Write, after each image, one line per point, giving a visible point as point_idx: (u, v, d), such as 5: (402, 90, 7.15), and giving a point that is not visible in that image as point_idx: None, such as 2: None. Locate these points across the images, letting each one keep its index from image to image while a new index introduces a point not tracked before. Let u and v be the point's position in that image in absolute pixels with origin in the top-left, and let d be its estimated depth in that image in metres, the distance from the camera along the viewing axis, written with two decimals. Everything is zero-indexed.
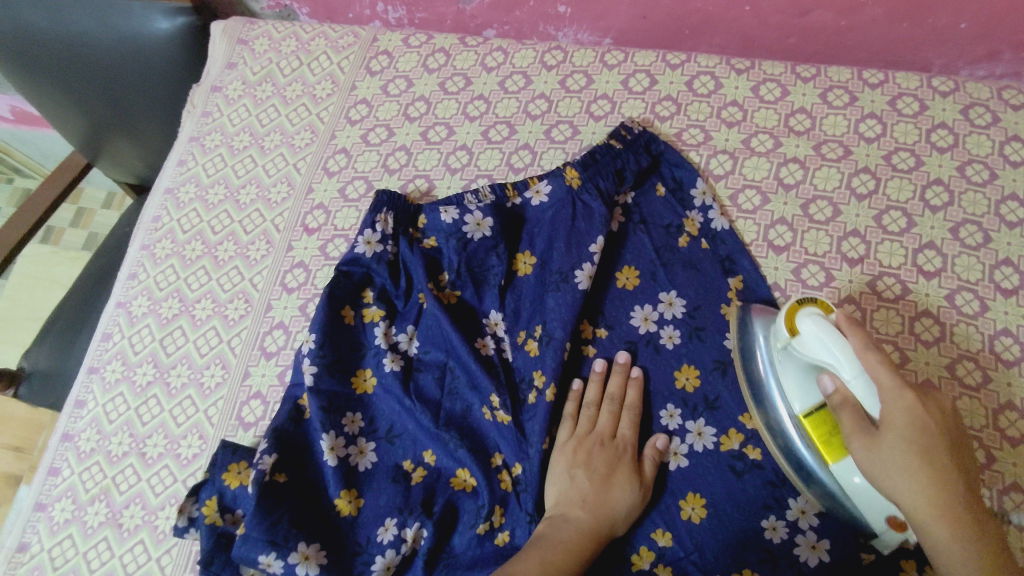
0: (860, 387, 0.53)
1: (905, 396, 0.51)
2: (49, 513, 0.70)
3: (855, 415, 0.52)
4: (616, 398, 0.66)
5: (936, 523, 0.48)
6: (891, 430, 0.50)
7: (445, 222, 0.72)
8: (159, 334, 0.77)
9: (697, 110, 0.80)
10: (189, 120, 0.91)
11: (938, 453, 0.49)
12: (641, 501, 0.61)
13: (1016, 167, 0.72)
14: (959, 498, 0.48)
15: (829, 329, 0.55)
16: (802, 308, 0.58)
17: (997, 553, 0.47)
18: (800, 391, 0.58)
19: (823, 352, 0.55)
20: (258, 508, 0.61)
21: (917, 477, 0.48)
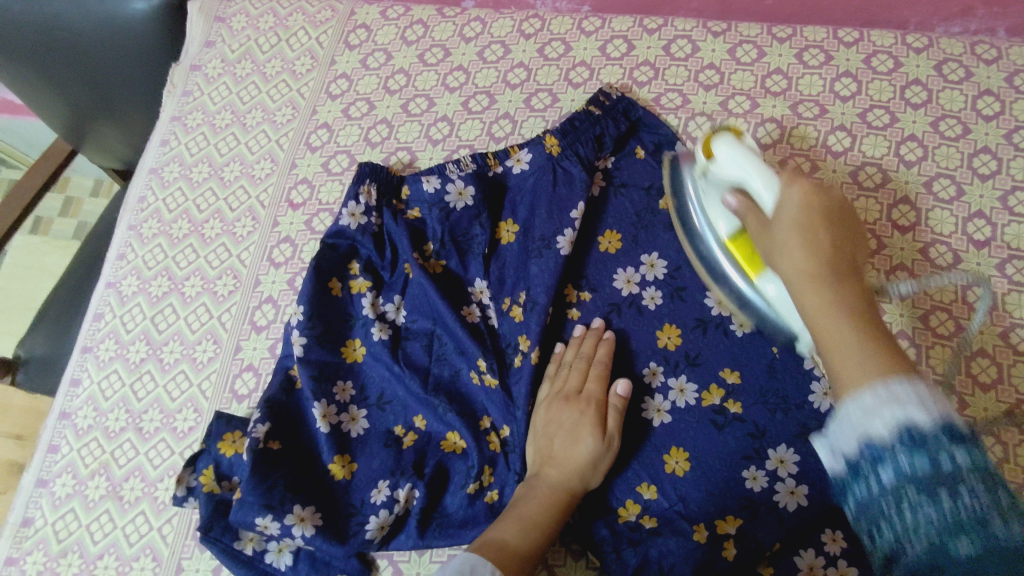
0: (759, 186, 0.55)
1: (797, 187, 0.51)
2: (50, 488, 0.72)
3: (755, 212, 0.55)
4: (586, 355, 0.66)
5: (808, 296, 0.45)
6: (779, 213, 0.51)
7: (428, 192, 0.73)
8: (150, 312, 0.78)
9: (674, 74, 0.80)
10: (170, 100, 0.91)
11: (819, 217, 0.49)
12: (609, 451, 0.62)
13: (989, 121, 0.73)
14: (842, 282, 0.45)
15: (740, 150, 0.59)
16: (717, 134, 0.62)
17: (868, 313, 0.43)
18: (724, 216, 0.62)
19: (735, 169, 0.58)
20: (253, 474, 0.62)
21: (796, 245, 0.48)
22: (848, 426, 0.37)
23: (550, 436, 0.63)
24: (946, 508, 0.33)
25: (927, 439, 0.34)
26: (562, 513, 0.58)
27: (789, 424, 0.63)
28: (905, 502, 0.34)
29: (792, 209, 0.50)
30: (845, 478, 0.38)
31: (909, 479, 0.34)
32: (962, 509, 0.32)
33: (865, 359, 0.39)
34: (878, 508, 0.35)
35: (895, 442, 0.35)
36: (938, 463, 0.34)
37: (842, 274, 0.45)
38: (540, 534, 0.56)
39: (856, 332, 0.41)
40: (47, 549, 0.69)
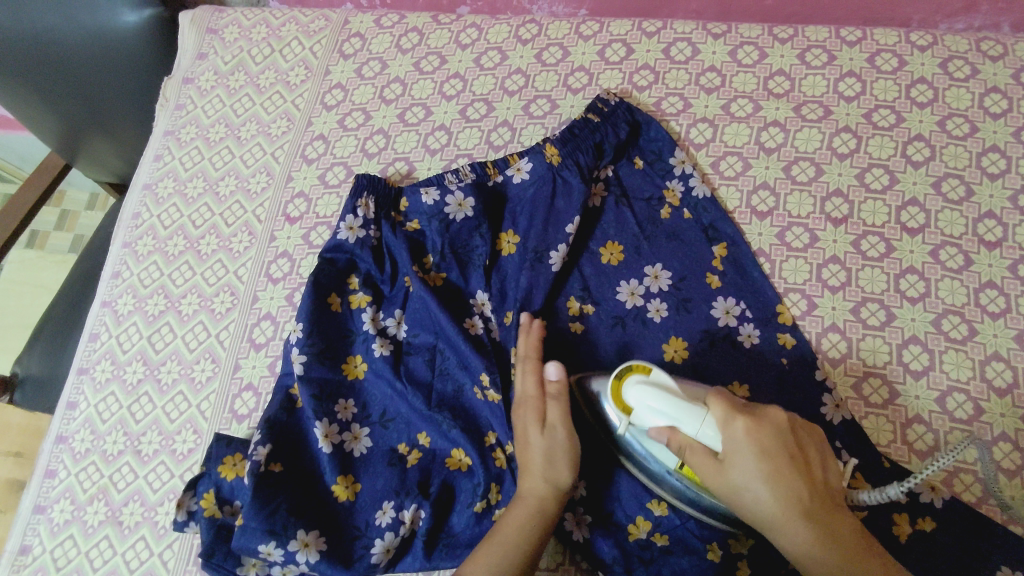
0: (699, 434, 0.52)
1: (740, 425, 0.50)
2: (48, 514, 0.70)
3: (699, 451, 0.52)
4: (522, 353, 0.64)
5: (793, 527, 0.49)
6: (728, 450, 0.51)
7: (426, 203, 0.72)
8: (147, 331, 0.76)
9: (675, 78, 0.79)
10: (163, 114, 0.89)
11: (782, 468, 0.50)
12: (559, 443, 0.59)
13: (997, 119, 0.72)
14: (808, 512, 0.49)
15: (666, 393, 0.54)
16: (626, 374, 0.57)
17: (827, 517, 0.49)
18: (666, 452, 0.57)
19: (661, 408, 0.54)
20: (255, 499, 0.61)
21: (764, 486, 0.50)
22: None
23: (513, 446, 0.62)
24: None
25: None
26: (540, 523, 0.57)
27: None
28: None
29: (748, 453, 0.50)
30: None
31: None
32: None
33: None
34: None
35: None
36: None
37: (809, 507, 0.49)
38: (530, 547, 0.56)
39: (834, 572, 0.47)
40: None
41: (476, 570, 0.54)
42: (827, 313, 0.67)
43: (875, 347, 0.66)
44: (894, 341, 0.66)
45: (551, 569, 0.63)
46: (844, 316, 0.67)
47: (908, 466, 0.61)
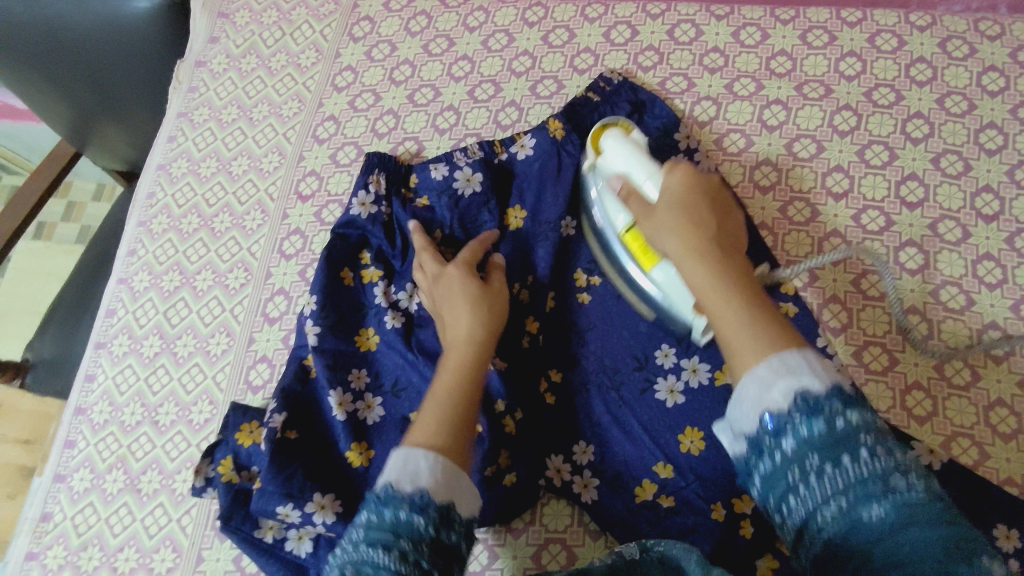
0: (639, 179, 0.63)
1: (676, 174, 0.61)
2: (68, 483, 0.72)
3: (638, 200, 0.62)
4: (472, 244, 0.70)
5: (694, 271, 0.54)
6: (663, 200, 0.59)
7: (436, 178, 0.74)
8: (163, 307, 0.78)
9: (679, 58, 0.81)
10: (176, 96, 0.91)
11: (705, 228, 0.56)
12: (492, 301, 0.65)
13: (994, 96, 0.74)
14: (727, 266, 0.54)
15: (624, 144, 0.65)
16: (607, 128, 0.69)
17: (748, 293, 0.52)
18: (617, 210, 0.66)
19: (618, 158, 0.65)
20: (272, 464, 0.63)
21: (673, 227, 0.57)
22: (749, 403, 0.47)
23: (444, 309, 0.65)
24: (844, 471, 0.43)
25: (820, 404, 0.44)
26: (476, 366, 0.59)
27: None
28: (811, 469, 0.44)
29: (667, 190, 0.60)
30: (750, 458, 0.48)
31: (811, 446, 0.44)
32: (857, 469, 0.42)
33: (757, 340, 0.48)
34: (787, 480, 0.45)
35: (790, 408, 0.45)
36: (833, 424, 0.44)
37: (717, 249, 0.55)
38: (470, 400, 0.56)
39: (738, 319, 0.50)
40: (67, 543, 0.69)
41: (427, 422, 0.53)
42: (827, 285, 0.69)
43: (875, 317, 0.67)
44: (893, 311, 0.67)
45: (560, 532, 0.65)
46: (844, 287, 0.69)
47: (908, 430, 0.63)
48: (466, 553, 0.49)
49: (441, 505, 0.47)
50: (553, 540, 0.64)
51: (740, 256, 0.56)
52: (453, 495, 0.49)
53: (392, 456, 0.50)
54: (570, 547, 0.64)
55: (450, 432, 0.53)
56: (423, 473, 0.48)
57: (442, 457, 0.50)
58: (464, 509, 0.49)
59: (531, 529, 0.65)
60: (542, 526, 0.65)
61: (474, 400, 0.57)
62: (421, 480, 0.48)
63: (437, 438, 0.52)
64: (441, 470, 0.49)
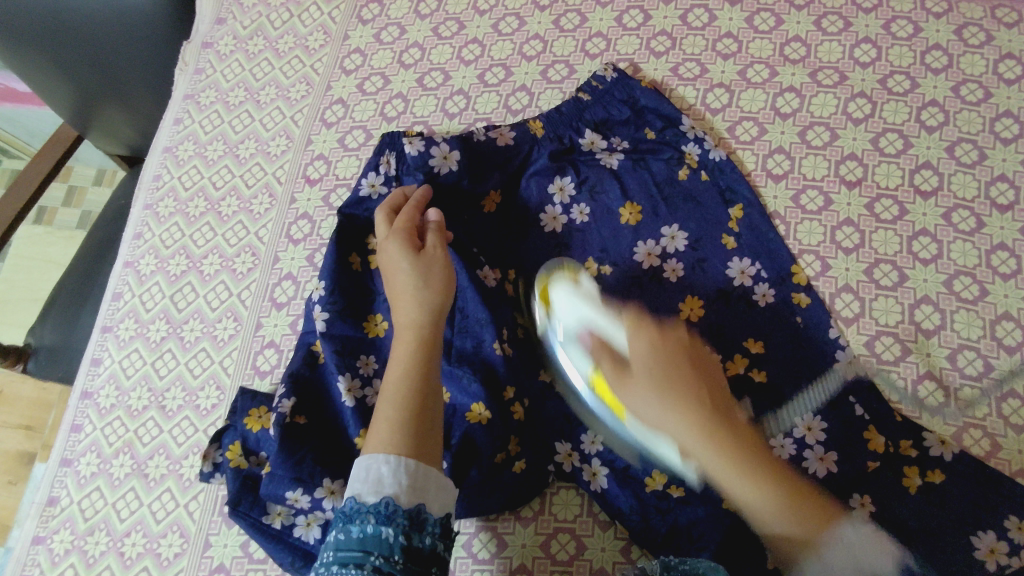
0: (605, 331, 0.61)
1: (642, 337, 0.59)
2: (75, 467, 0.71)
3: (613, 363, 0.59)
4: (412, 202, 0.67)
5: (705, 452, 0.53)
6: (656, 390, 0.56)
7: (410, 154, 0.70)
8: (169, 291, 0.78)
9: (692, 44, 0.80)
10: (182, 78, 0.89)
11: (696, 396, 0.55)
12: (428, 267, 0.62)
13: (1010, 85, 0.73)
14: (726, 431, 0.53)
15: (575, 295, 0.64)
16: (553, 280, 0.66)
17: (771, 468, 0.52)
18: (580, 361, 0.62)
19: (573, 314, 0.63)
20: (281, 448, 0.62)
21: (677, 416, 0.54)
22: None
23: (387, 281, 0.63)
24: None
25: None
26: (425, 346, 0.58)
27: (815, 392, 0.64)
28: None
29: (647, 364, 0.57)
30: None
31: None
32: None
33: (780, 509, 0.51)
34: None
35: None
36: None
37: (716, 408, 0.55)
38: (422, 389, 0.56)
39: (785, 517, 0.51)
40: (74, 527, 0.69)
41: (381, 425, 0.53)
42: (841, 274, 0.69)
43: (888, 307, 0.67)
44: (906, 301, 0.67)
45: (569, 521, 0.64)
46: (857, 276, 0.68)
47: (919, 421, 0.63)
48: (446, 552, 0.51)
49: (409, 510, 0.49)
50: (562, 529, 0.64)
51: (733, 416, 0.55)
52: (422, 497, 0.51)
53: (355, 464, 0.52)
54: (580, 537, 0.64)
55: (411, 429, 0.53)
56: (386, 479, 0.50)
57: (405, 459, 0.51)
58: (435, 507, 0.51)
59: (539, 517, 0.65)
60: (550, 515, 0.65)
61: (428, 388, 0.56)
62: (386, 485, 0.50)
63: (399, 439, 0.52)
64: (406, 472, 0.51)
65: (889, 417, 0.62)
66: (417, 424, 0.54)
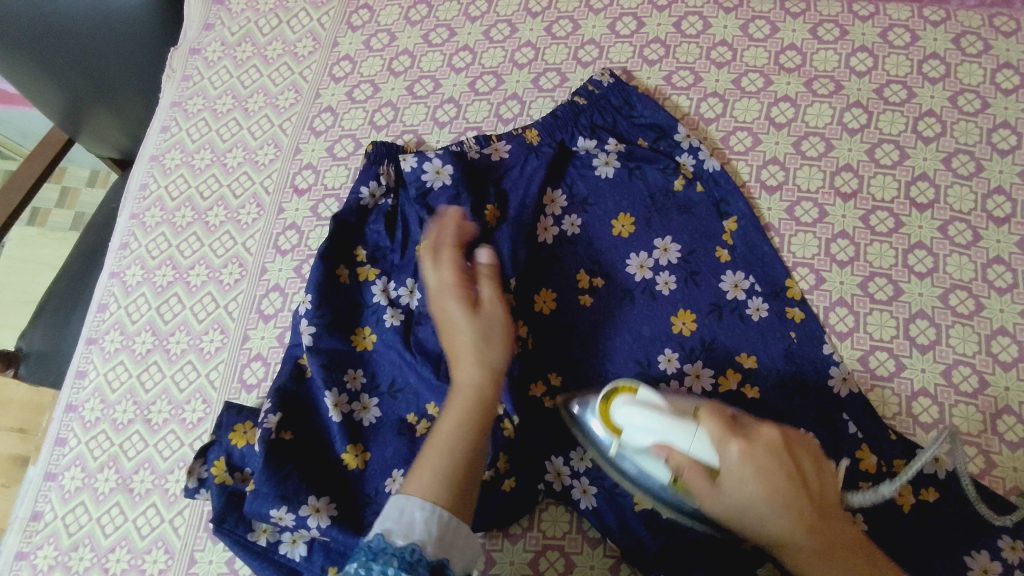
0: (683, 445, 0.52)
1: (734, 450, 0.49)
2: (59, 481, 0.70)
3: (693, 471, 0.51)
4: (441, 243, 0.62)
5: (800, 540, 0.48)
6: (730, 478, 0.49)
7: (406, 170, 0.71)
8: (156, 302, 0.77)
9: (686, 52, 0.79)
10: (170, 85, 0.88)
11: (790, 493, 0.48)
12: (486, 322, 0.58)
13: (1008, 95, 0.72)
14: (818, 518, 0.48)
15: (649, 413, 0.54)
16: (612, 394, 0.58)
17: (864, 563, 0.48)
18: (655, 470, 0.56)
19: (643, 433, 0.55)
20: (266, 465, 0.62)
21: (762, 507, 0.48)
22: None
23: (441, 334, 0.59)
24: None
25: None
26: (480, 411, 0.54)
27: (809, 408, 0.62)
28: None
29: (740, 465, 0.49)
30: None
31: None
32: None
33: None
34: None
35: None
36: None
37: (795, 480, 0.48)
38: (472, 453, 0.52)
39: (832, 570, 0.47)
40: (58, 543, 0.68)
41: (424, 482, 0.50)
42: (835, 287, 0.68)
43: (882, 321, 0.66)
44: (901, 316, 0.66)
45: (558, 539, 0.63)
46: (851, 290, 0.67)
47: (914, 439, 0.62)
48: None
49: (434, 562, 0.46)
50: (551, 547, 0.63)
51: (824, 506, 0.49)
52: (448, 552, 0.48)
53: (388, 503, 0.49)
54: (569, 554, 0.63)
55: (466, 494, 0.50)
56: (418, 524, 0.47)
57: (441, 511, 0.48)
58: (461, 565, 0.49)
59: (529, 535, 0.64)
60: (539, 532, 0.64)
61: (479, 447, 0.53)
62: (416, 531, 0.47)
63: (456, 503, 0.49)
64: (437, 523, 0.48)
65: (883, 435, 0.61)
66: (465, 486, 0.51)
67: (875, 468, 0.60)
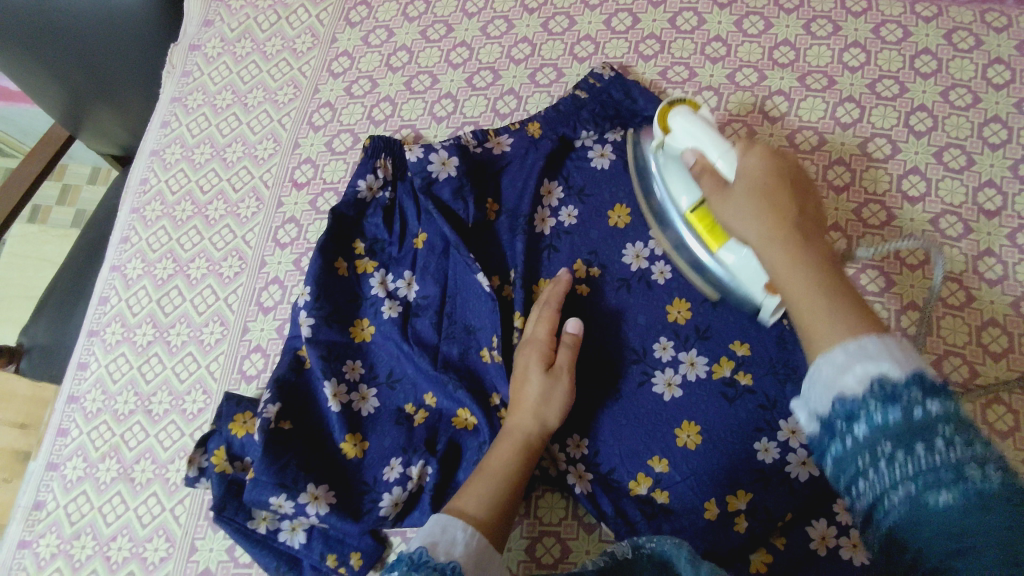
0: (715, 155, 0.58)
1: (755, 159, 0.54)
2: (61, 471, 0.71)
3: (713, 180, 0.57)
4: (544, 299, 0.66)
5: (773, 247, 0.50)
6: (742, 183, 0.54)
7: (410, 161, 0.71)
8: (156, 295, 0.78)
9: (681, 47, 0.79)
10: (170, 81, 0.89)
11: (779, 200, 0.52)
12: (556, 388, 0.62)
13: (999, 90, 0.73)
14: (802, 233, 0.50)
15: (698, 122, 0.60)
16: (675, 106, 0.64)
17: (840, 281, 0.47)
18: (687, 187, 0.63)
19: (687, 138, 0.61)
20: (265, 454, 0.62)
21: (747, 205, 0.53)
22: (823, 389, 0.42)
23: (512, 384, 0.64)
24: (921, 457, 0.36)
25: (899, 391, 0.38)
26: (525, 456, 0.60)
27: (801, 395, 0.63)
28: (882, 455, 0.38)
29: (743, 172, 0.55)
30: (823, 439, 0.41)
31: (886, 434, 0.38)
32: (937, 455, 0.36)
33: (837, 319, 0.44)
34: (857, 464, 0.39)
35: (866, 395, 0.39)
36: (909, 412, 0.37)
37: (805, 229, 0.51)
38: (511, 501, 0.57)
39: (799, 279, 0.48)
40: (60, 532, 0.69)
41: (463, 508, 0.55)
42: None
43: (874, 313, 0.67)
44: (892, 307, 0.67)
45: (555, 525, 0.64)
46: None
47: None
48: None
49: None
50: (547, 533, 0.64)
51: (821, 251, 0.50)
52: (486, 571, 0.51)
53: (430, 521, 0.52)
54: (564, 540, 0.64)
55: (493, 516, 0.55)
56: (459, 542, 0.51)
57: (479, 536, 0.52)
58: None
59: (525, 521, 0.65)
60: (535, 518, 0.65)
61: (520, 492, 0.58)
62: (456, 551, 0.50)
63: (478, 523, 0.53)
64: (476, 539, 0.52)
65: None
66: (502, 521, 0.56)
67: None
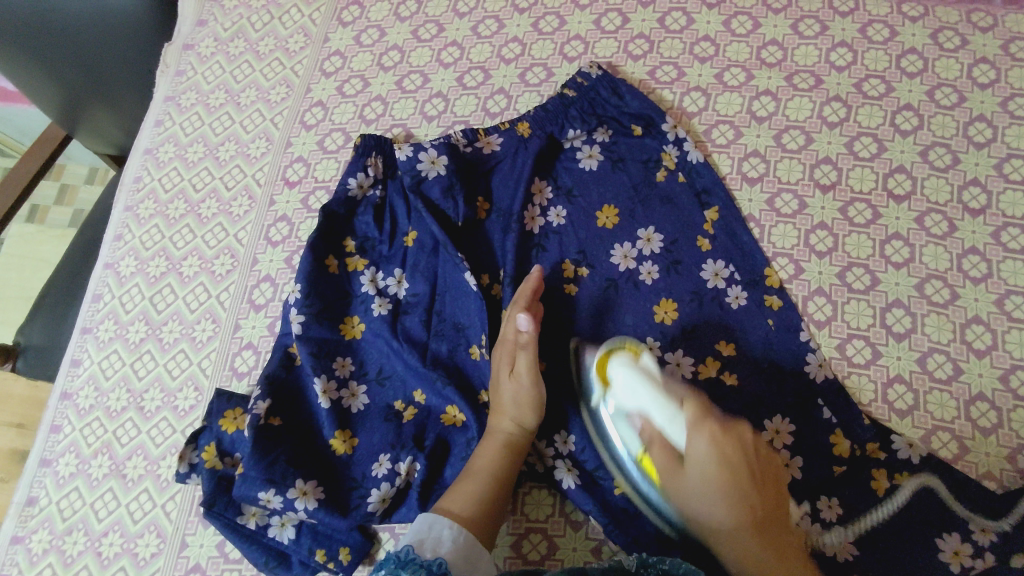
0: (662, 423, 0.51)
1: (705, 434, 0.49)
2: (54, 467, 0.72)
3: (664, 450, 0.51)
4: (513, 301, 0.66)
5: (744, 541, 0.48)
6: (694, 464, 0.49)
7: (400, 159, 0.72)
8: (149, 292, 0.78)
9: (670, 47, 0.80)
10: (163, 79, 0.90)
11: (744, 488, 0.48)
12: (517, 389, 0.61)
13: (984, 89, 0.73)
14: (765, 532, 0.48)
15: (642, 384, 0.53)
16: (615, 354, 0.58)
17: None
18: (630, 439, 0.57)
19: (630, 398, 0.54)
20: (254, 450, 0.63)
21: (722, 513, 0.48)
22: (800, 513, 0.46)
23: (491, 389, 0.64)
24: None
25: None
26: (508, 456, 0.60)
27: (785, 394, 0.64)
28: None
29: (701, 469, 0.48)
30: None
31: None
32: None
33: None
34: None
35: None
36: None
37: (762, 526, 0.49)
38: (494, 502, 0.57)
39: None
40: (53, 527, 0.69)
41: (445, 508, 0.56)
42: (813, 277, 0.69)
43: (860, 310, 0.67)
44: (877, 305, 0.67)
45: (541, 521, 0.65)
46: (830, 280, 0.69)
47: (888, 424, 0.63)
48: None
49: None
50: (534, 530, 0.64)
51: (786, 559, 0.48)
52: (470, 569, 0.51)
53: (418, 519, 0.54)
54: (551, 537, 0.64)
55: (478, 513, 0.56)
56: (445, 540, 0.52)
57: (464, 532, 0.53)
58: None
59: (512, 517, 0.65)
60: (522, 515, 0.65)
61: (504, 491, 0.58)
62: (443, 548, 0.51)
63: (462, 522, 0.55)
64: (462, 536, 0.53)
65: (858, 420, 0.62)
66: (487, 519, 0.56)
67: (846, 453, 0.61)
